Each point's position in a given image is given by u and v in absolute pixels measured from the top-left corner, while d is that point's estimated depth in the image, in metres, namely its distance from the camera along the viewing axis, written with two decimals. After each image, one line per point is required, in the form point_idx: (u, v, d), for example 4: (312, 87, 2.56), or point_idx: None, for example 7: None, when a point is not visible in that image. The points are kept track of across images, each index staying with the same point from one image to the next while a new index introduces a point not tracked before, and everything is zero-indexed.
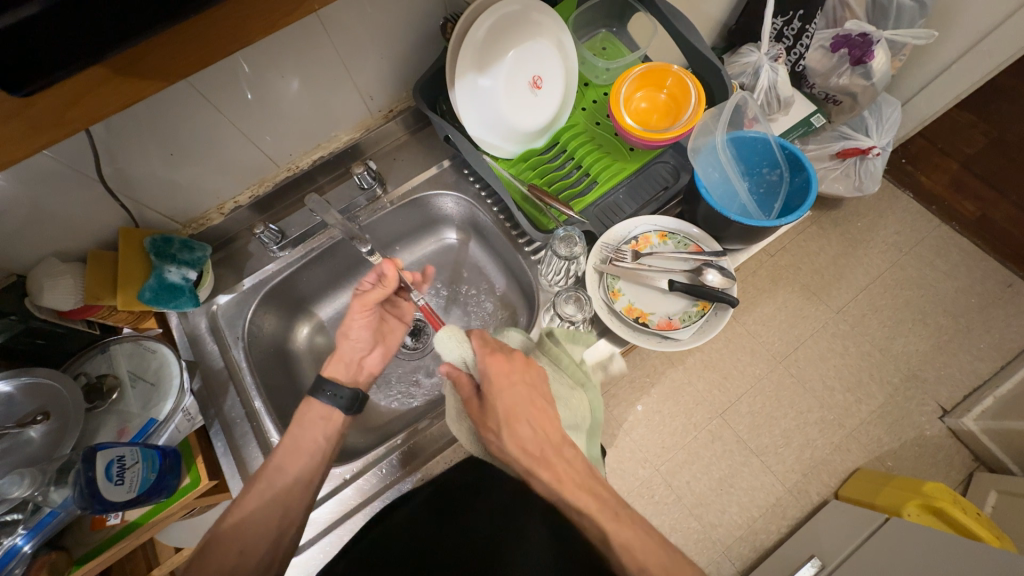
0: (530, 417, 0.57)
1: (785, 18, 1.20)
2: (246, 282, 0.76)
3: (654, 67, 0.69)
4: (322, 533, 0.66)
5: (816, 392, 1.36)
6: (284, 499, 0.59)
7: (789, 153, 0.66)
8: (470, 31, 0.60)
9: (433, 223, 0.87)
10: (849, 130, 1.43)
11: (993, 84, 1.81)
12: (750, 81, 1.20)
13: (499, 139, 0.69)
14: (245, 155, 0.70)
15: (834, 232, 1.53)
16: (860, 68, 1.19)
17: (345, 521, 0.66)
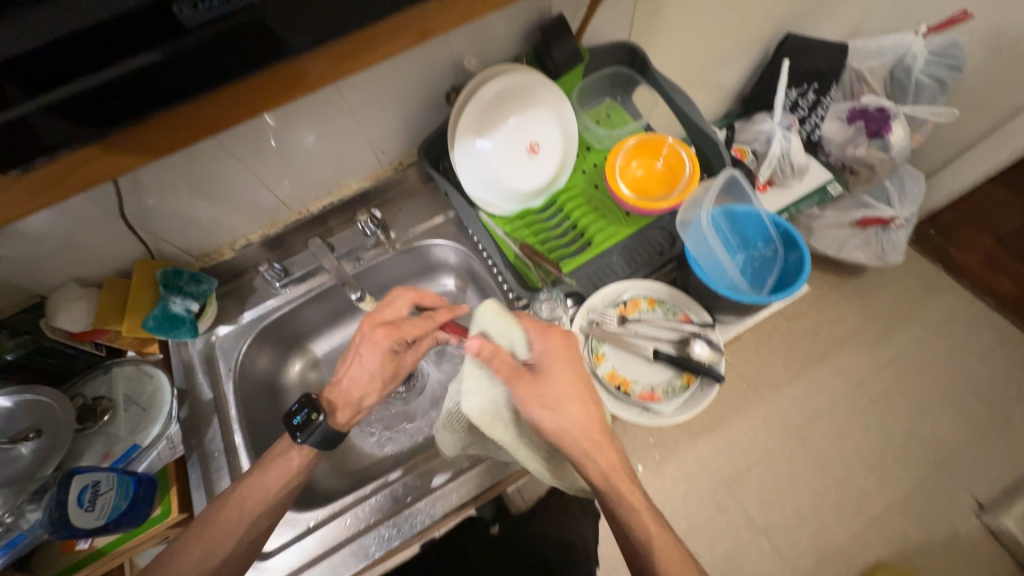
0: (583, 394, 0.57)
1: (800, 89, 1.22)
2: (247, 315, 0.79)
3: (649, 139, 0.71)
4: None
5: (834, 471, 1.26)
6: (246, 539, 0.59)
7: (783, 230, 0.65)
8: (470, 100, 0.64)
9: (432, 269, 0.90)
10: (870, 200, 1.38)
11: None
12: (762, 147, 1.22)
13: (497, 198, 0.72)
14: (258, 198, 0.75)
15: (856, 300, 1.48)
16: (878, 141, 1.20)
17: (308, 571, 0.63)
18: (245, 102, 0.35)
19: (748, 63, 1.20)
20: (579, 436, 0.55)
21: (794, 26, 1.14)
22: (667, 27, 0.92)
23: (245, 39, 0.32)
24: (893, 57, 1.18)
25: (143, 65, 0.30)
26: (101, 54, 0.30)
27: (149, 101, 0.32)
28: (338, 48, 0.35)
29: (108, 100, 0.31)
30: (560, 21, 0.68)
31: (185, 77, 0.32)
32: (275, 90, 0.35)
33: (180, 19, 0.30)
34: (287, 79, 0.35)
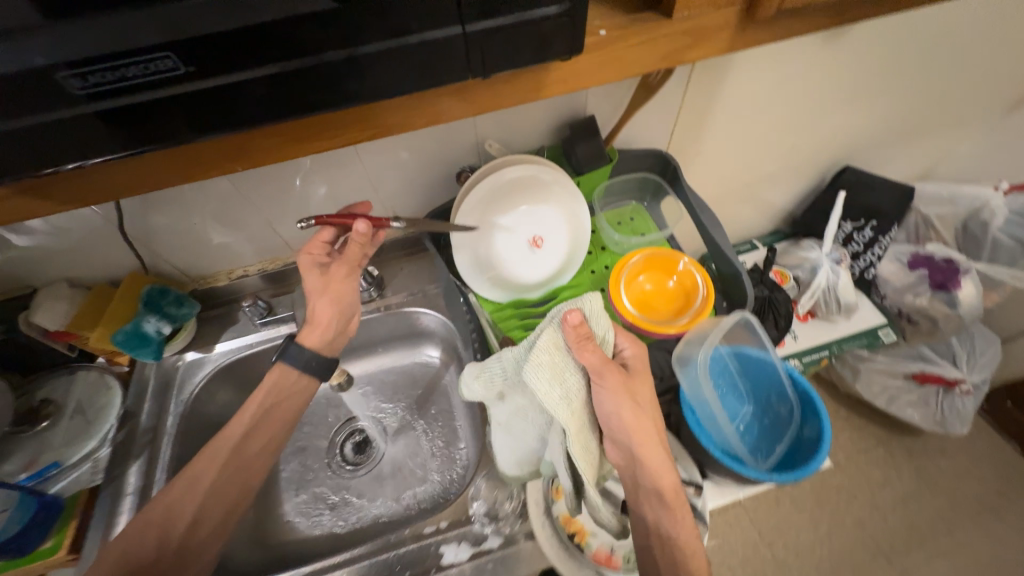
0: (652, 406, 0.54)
1: (856, 223, 1.13)
2: (220, 345, 0.77)
3: (663, 253, 0.65)
4: None
5: None
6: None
7: (804, 395, 0.57)
8: (478, 184, 0.63)
9: (418, 337, 0.86)
10: (930, 354, 1.22)
11: None
12: (805, 276, 1.11)
13: (491, 283, 0.68)
14: (263, 235, 0.75)
15: (907, 465, 1.30)
16: (943, 294, 1.07)
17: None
18: (164, 161, 0.37)
19: (799, 187, 1.15)
20: (647, 441, 0.52)
21: (854, 159, 1.09)
22: (713, 138, 0.89)
23: (143, 122, 0.31)
24: (965, 207, 1.09)
25: (26, 129, 0.30)
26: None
27: (54, 160, 0.33)
28: (259, 134, 0.36)
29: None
30: (590, 121, 0.67)
31: (81, 146, 0.32)
32: (194, 160, 0.37)
33: (69, 91, 0.29)
34: (208, 154, 0.37)
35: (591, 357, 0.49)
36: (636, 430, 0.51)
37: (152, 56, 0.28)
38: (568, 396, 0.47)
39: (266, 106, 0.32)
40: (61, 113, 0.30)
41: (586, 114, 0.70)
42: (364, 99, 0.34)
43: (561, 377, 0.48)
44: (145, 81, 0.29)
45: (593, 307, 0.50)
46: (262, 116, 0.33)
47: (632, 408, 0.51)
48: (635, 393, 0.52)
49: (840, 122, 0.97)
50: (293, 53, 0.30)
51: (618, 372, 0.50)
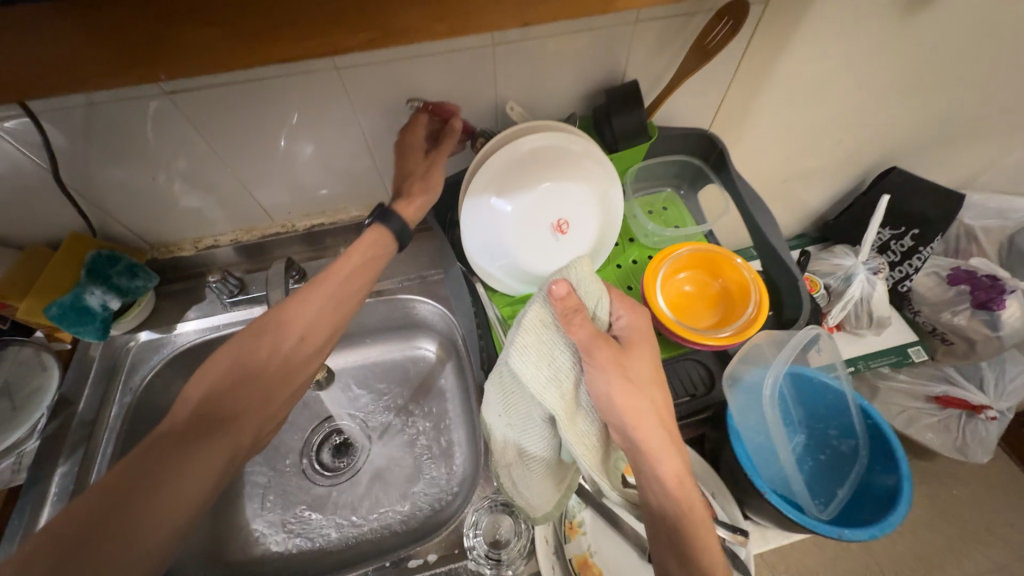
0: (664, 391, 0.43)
1: (894, 231, 1.05)
2: (182, 326, 0.67)
3: (708, 250, 0.56)
4: None
5: None
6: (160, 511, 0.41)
7: (876, 435, 0.51)
8: (496, 154, 0.52)
9: (413, 327, 0.76)
10: (956, 375, 1.16)
11: None
12: (838, 284, 1.02)
13: (503, 272, 0.58)
14: (237, 200, 0.64)
15: (919, 491, 1.24)
16: (984, 313, 0.98)
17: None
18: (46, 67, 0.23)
19: (837, 188, 1.05)
20: (650, 438, 0.41)
21: (901, 160, 0.99)
22: (757, 122, 0.78)
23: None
24: (1014, 222, 1.02)
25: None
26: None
27: None
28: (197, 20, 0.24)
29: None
30: (632, 87, 0.56)
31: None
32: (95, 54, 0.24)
33: None
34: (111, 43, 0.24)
35: (578, 332, 0.40)
36: (636, 424, 0.40)
37: None
38: (555, 378, 0.41)
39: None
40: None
41: (626, 80, 0.59)
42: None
43: (549, 357, 0.41)
44: None
45: (581, 271, 0.41)
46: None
47: (630, 394, 0.40)
48: (636, 376, 0.41)
49: (896, 117, 0.87)
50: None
51: (611, 348, 0.40)
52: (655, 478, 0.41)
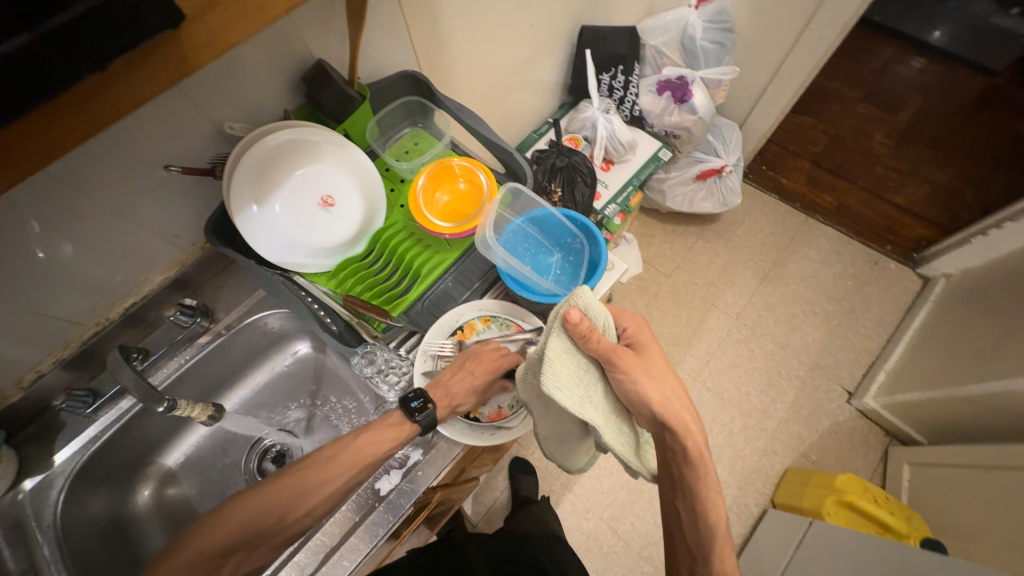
0: (661, 372, 0.65)
1: (610, 74, 1.30)
2: (59, 456, 0.69)
3: (442, 165, 0.72)
4: None
5: (734, 401, 1.49)
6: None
7: (582, 225, 0.71)
8: (239, 167, 0.61)
9: (281, 339, 0.86)
10: (703, 154, 1.53)
11: (834, 67, 1.96)
12: (591, 133, 1.29)
13: (307, 257, 0.69)
14: (31, 325, 0.65)
15: (717, 244, 1.71)
16: (685, 106, 1.33)
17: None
18: None
19: (559, 57, 1.27)
20: (669, 407, 0.63)
21: (586, 18, 1.21)
22: (455, 40, 0.92)
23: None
24: (677, 30, 1.32)
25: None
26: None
27: None
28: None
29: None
30: (318, 65, 0.66)
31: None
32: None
33: None
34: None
35: (595, 348, 0.58)
36: (655, 395, 0.62)
37: None
38: (588, 392, 0.59)
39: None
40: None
41: (313, 61, 0.68)
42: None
43: (577, 375, 0.59)
44: None
45: (590, 303, 0.59)
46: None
47: (646, 381, 0.62)
48: (642, 366, 0.63)
49: None
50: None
51: (625, 354, 0.60)
52: (675, 431, 0.64)
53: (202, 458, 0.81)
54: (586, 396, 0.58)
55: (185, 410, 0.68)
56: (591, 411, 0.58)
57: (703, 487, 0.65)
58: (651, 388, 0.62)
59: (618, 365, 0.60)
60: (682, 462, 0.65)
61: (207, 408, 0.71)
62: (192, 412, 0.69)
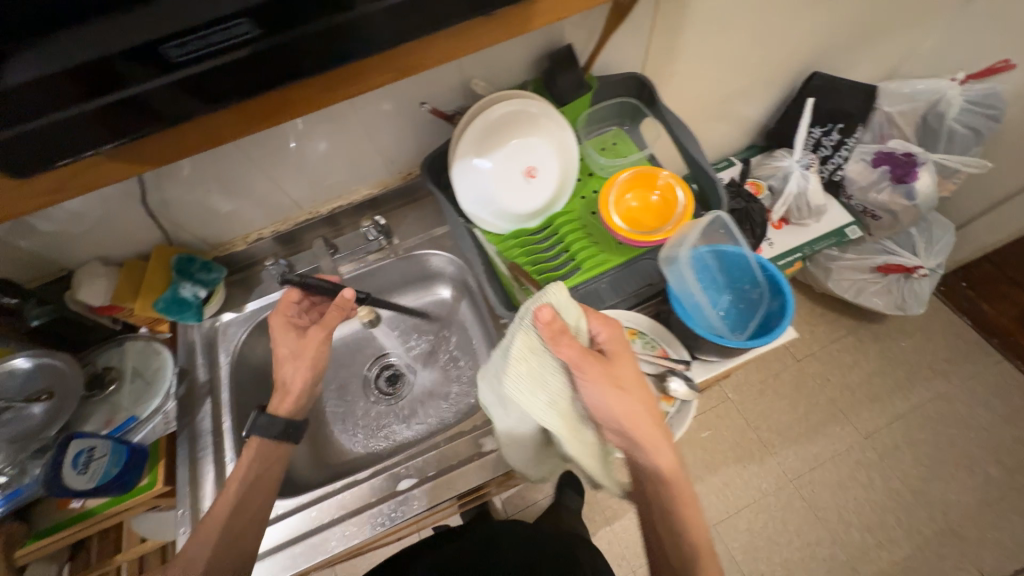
0: (639, 385, 0.58)
1: (824, 128, 1.19)
2: (250, 305, 0.84)
3: (645, 171, 0.72)
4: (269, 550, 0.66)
5: (828, 524, 1.29)
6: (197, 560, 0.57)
7: (770, 274, 0.66)
8: (476, 121, 0.67)
9: (430, 278, 0.94)
10: (895, 246, 1.33)
11: None
12: (778, 184, 1.19)
13: (493, 216, 0.74)
14: (272, 196, 0.80)
15: (872, 347, 1.48)
16: (902, 187, 1.16)
17: (267, 557, 0.65)
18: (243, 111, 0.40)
19: (771, 98, 1.18)
20: (642, 423, 0.57)
21: (821, 65, 1.12)
22: (685, 56, 0.92)
23: (189, 86, 0.36)
24: (925, 102, 1.15)
25: (98, 109, 0.35)
26: (36, 103, 0.33)
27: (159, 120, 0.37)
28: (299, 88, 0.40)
29: (39, 148, 0.35)
30: (568, 50, 0.70)
31: (139, 122, 0.37)
32: (234, 122, 0.41)
33: (170, 59, 0.34)
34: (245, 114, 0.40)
35: (562, 355, 0.53)
36: (625, 410, 0.56)
37: (230, 23, 0.33)
38: (550, 398, 0.54)
39: (285, 66, 0.37)
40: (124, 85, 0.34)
41: (562, 44, 0.72)
42: (358, 49, 0.38)
43: (542, 380, 0.54)
44: (234, 41, 0.34)
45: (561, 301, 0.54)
46: (275, 73, 0.37)
47: (618, 394, 0.56)
48: (620, 374, 0.57)
49: (808, 28, 1.00)
50: (306, 11, 0.35)
51: (596, 364, 0.55)
52: (652, 452, 0.58)
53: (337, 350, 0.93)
54: (540, 399, 0.54)
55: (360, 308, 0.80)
56: (551, 409, 0.55)
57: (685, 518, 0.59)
58: (625, 402, 0.56)
59: (586, 374, 0.55)
60: (653, 480, 0.60)
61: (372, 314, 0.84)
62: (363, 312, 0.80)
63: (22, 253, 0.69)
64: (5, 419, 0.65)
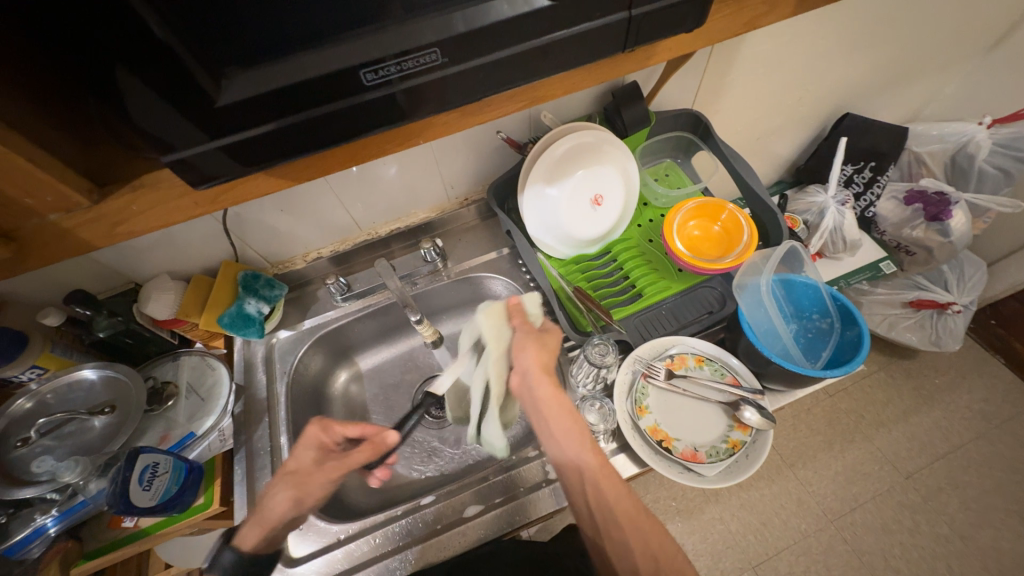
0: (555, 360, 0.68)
1: (856, 166, 1.24)
2: (307, 323, 0.86)
3: (709, 202, 0.75)
4: None
5: (874, 570, 1.24)
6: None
7: (842, 305, 0.68)
8: (550, 148, 0.70)
9: (482, 301, 0.95)
10: (925, 281, 1.35)
11: None
12: (814, 219, 1.21)
13: (556, 241, 0.76)
14: (337, 218, 0.81)
15: (907, 384, 1.46)
16: (936, 225, 1.19)
17: None
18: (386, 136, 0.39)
19: (804, 137, 1.22)
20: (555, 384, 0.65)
21: (853, 107, 1.16)
22: (730, 95, 0.95)
23: (368, 112, 0.34)
24: (954, 144, 1.19)
25: (277, 131, 0.33)
26: (221, 125, 0.31)
27: (306, 148, 0.35)
28: (443, 118, 0.39)
29: (209, 167, 0.33)
30: (633, 87, 0.71)
31: (269, 155, 0.34)
32: (385, 140, 0.39)
33: (354, 84, 0.32)
34: (399, 135, 0.39)
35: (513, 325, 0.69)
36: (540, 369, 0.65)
37: (424, 52, 0.31)
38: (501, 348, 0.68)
39: (431, 104, 0.35)
40: (311, 111, 0.32)
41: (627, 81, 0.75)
42: (527, 75, 0.36)
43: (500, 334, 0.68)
44: (412, 72, 0.32)
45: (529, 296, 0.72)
46: (451, 101, 0.35)
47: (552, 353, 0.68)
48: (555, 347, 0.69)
49: (848, 73, 1.04)
50: (499, 38, 0.33)
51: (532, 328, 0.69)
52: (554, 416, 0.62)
53: (385, 370, 0.93)
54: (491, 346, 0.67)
55: (423, 327, 0.84)
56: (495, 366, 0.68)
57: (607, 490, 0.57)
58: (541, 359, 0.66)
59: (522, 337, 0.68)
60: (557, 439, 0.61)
61: (433, 333, 0.86)
62: (427, 332, 0.84)
63: (96, 266, 0.70)
64: (67, 431, 0.64)
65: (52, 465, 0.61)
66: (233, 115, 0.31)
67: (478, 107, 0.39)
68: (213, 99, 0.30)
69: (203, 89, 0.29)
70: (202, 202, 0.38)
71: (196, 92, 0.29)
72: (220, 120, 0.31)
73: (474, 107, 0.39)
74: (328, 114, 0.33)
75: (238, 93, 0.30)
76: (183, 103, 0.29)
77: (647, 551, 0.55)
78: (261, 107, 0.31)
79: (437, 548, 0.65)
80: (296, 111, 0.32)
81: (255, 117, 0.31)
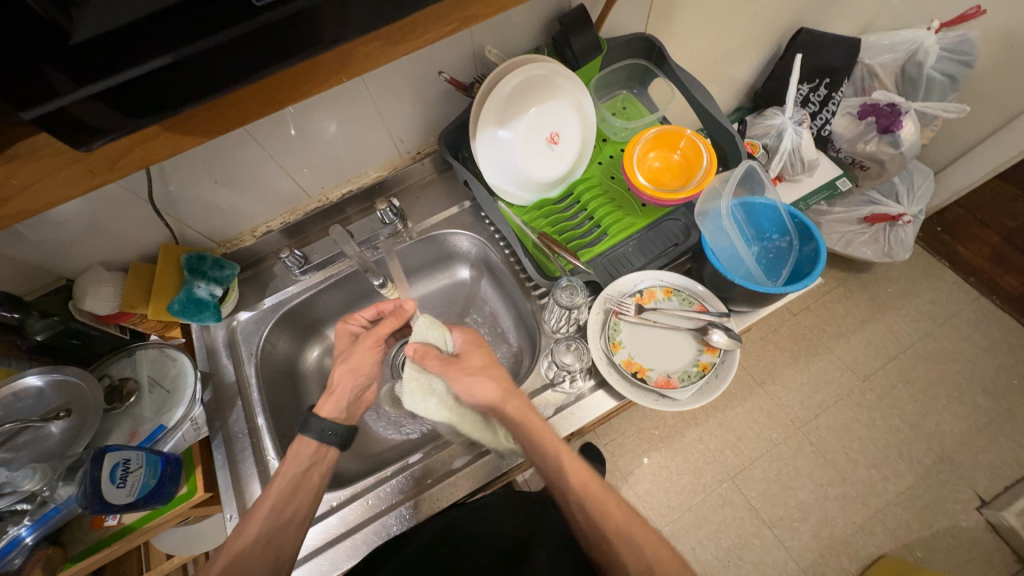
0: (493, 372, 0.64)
1: (811, 85, 1.22)
2: (266, 302, 0.82)
3: (668, 130, 0.73)
4: (326, 544, 0.66)
5: (837, 464, 1.36)
6: (256, 552, 0.56)
7: (799, 222, 0.69)
8: (496, 87, 0.65)
9: (450, 259, 0.92)
10: (878, 195, 1.40)
11: None
12: (773, 142, 1.20)
13: (515, 187, 0.74)
14: (281, 187, 0.76)
15: (863, 296, 1.55)
16: (888, 137, 1.21)
17: (310, 560, 0.64)
18: (304, 70, 0.35)
19: (761, 57, 1.19)
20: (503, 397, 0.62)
21: (808, 21, 1.13)
22: (684, 16, 0.91)
23: (269, 39, 0.30)
24: (904, 53, 1.19)
25: (166, 70, 0.29)
26: (93, 67, 0.27)
27: (207, 90, 0.31)
28: (363, 50, 0.35)
29: (85, 121, 0.29)
30: (581, 10, 0.65)
31: (163, 101, 0.30)
32: (302, 77, 0.35)
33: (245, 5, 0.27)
34: (316, 69, 0.35)
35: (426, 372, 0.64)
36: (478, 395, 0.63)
37: None
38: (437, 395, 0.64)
39: (343, 24, 0.31)
40: (192, 46, 0.28)
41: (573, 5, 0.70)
42: None
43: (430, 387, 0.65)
44: None
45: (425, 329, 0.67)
46: (365, 19, 0.31)
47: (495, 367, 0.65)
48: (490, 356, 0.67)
49: None
50: None
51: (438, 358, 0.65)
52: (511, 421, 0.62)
53: None
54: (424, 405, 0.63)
55: (390, 291, 0.81)
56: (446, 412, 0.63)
57: (574, 483, 0.59)
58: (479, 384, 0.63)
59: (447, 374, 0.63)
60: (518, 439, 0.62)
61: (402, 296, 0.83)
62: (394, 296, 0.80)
63: (17, 264, 0.64)
64: (22, 441, 0.60)
65: (8, 475, 0.57)
66: (103, 52, 0.26)
67: (402, 31, 0.35)
68: (67, 34, 0.25)
69: (50, 22, 0.24)
70: (97, 168, 0.33)
71: (43, 28, 0.24)
72: (90, 62, 0.26)
73: (400, 36, 0.36)
74: (222, 45, 0.29)
75: (97, 25, 0.26)
76: (28, 46, 0.24)
77: (610, 524, 0.57)
78: (138, 42, 0.27)
79: (432, 498, 0.67)
80: (184, 44, 0.28)
81: (135, 55, 0.27)
